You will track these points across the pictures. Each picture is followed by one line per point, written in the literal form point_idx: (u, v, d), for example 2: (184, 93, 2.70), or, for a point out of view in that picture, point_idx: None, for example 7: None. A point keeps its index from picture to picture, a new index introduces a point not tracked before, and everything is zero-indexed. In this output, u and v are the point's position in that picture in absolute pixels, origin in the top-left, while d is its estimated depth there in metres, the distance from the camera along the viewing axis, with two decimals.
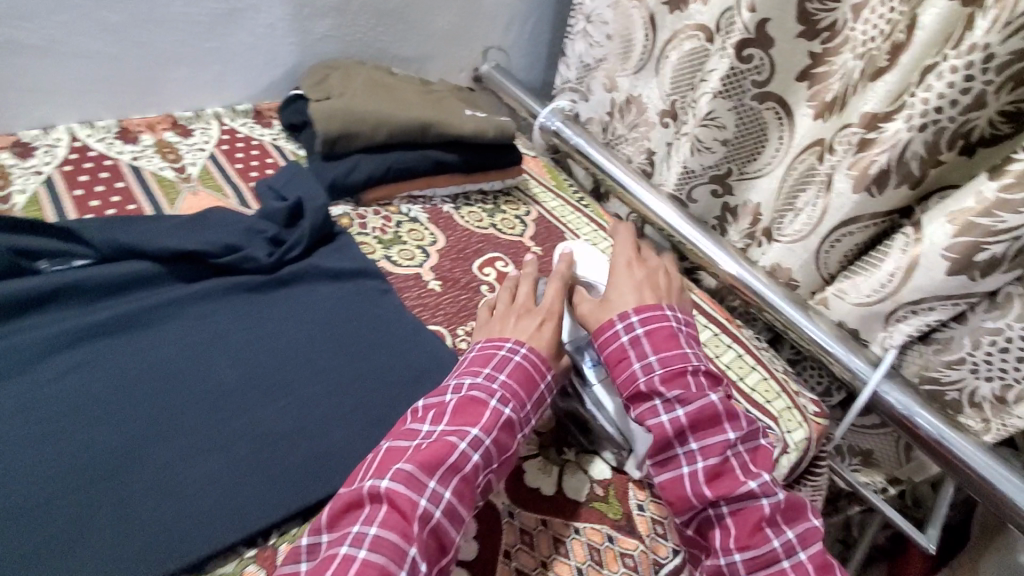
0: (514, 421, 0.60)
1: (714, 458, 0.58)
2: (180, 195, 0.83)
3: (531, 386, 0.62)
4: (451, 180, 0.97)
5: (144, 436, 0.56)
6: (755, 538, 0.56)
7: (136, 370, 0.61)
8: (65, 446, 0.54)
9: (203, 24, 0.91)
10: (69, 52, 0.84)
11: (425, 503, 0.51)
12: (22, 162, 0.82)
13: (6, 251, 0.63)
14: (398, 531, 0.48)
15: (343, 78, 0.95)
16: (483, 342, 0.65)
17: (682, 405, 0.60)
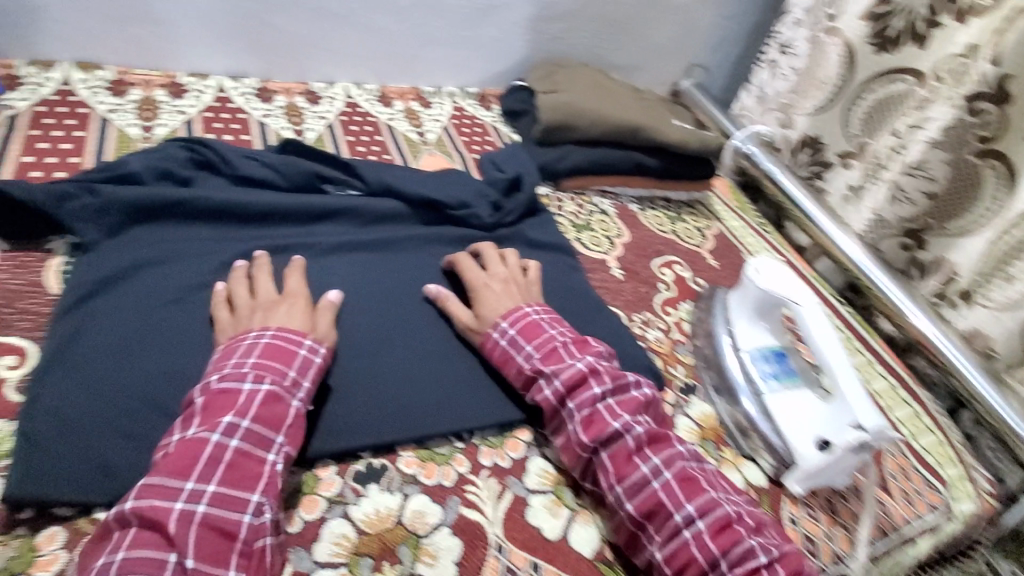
0: (280, 392, 0.53)
1: (585, 407, 0.59)
2: (421, 154, 0.99)
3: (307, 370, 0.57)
4: (644, 183, 1.04)
5: (388, 331, 0.67)
6: (628, 467, 0.57)
7: (385, 280, 0.73)
8: (335, 321, 0.66)
9: (464, 15, 1.07)
10: (363, 26, 1.02)
11: (180, 506, 0.45)
12: (313, 106, 1.02)
13: (309, 173, 0.81)
14: (153, 545, 0.44)
15: (568, 75, 1.06)
16: (273, 331, 0.57)
17: (557, 376, 0.61)
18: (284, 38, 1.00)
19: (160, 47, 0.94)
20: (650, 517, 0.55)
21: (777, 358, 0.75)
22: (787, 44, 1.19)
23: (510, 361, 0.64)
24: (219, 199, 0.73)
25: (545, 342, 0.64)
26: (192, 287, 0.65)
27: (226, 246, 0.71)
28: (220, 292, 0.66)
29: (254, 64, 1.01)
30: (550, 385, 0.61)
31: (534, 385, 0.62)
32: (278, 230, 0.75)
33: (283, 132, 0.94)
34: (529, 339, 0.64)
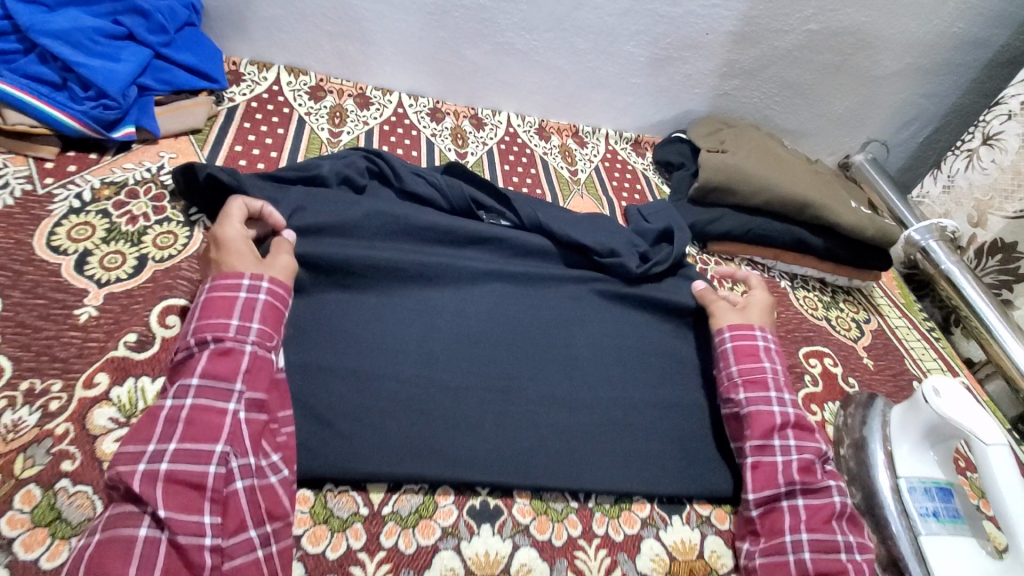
0: (232, 345, 0.53)
1: (807, 453, 0.61)
2: (571, 195, 0.99)
3: (275, 314, 0.57)
4: (801, 261, 0.96)
5: (518, 374, 0.67)
6: (826, 526, 0.57)
7: (523, 318, 0.73)
8: (472, 354, 0.67)
9: (639, 62, 1.06)
10: (539, 63, 1.05)
11: (146, 465, 0.45)
12: (476, 131, 1.06)
13: (469, 197, 0.83)
14: (130, 506, 0.44)
15: (736, 137, 1.02)
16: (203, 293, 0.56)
17: (791, 406, 0.65)
18: (464, 66, 1.05)
19: (357, 62, 1.03)
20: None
21: (941, 495, 0.65)
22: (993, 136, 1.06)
23: (753, 359, 0.69)
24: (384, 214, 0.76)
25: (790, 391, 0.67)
26: (351, 293, 0.69)
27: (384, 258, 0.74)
28: (373, 304, 0.68)
29: (433, 86, 1.08)
30: (782, 404, 0.65)
31: (766, 390, 0.66)
32: (431, 249, 0.78)
33: (447, 152, 0.99)
34: (780, 362, 0.70)
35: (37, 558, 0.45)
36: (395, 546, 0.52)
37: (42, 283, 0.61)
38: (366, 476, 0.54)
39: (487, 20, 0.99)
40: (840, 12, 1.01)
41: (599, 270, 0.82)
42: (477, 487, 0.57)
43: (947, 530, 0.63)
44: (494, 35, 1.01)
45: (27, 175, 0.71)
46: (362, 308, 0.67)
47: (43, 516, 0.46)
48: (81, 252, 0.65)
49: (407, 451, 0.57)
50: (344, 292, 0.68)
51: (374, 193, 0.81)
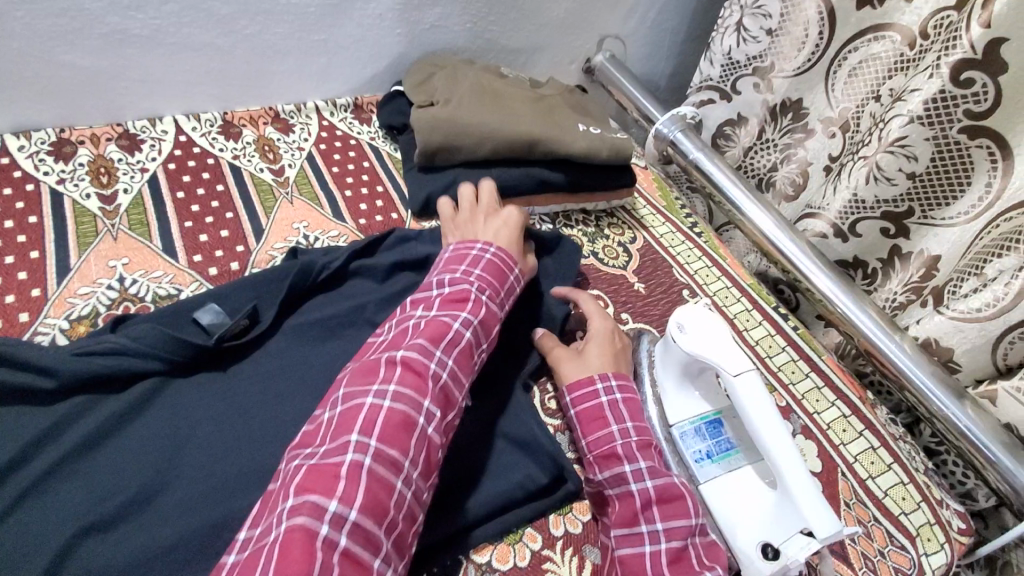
0: (494, 309, 0.64)
1: (675, 540, 0.52)
2: (275, 204, 0.81)
3: (503, 278, 0.67)
4: (553, 200, 0.88)
5: (214, 513, 0.53)
6: None
7: (210, 428, 0.58)
8: (142, 518, 0.52)
9: (311, 15, 0.85)
10: (178, 45, 0.80)
11: (435, 367, 0.55)
12: (129, 155, 0.81)
13: (190, 339, 0.60)
14: (414, 388, 0.52)
15: (449, 79, 0.87)
16: (455, 245, 0.69)
17: (651, 476, 0.55)
18: (74, 75, 0.77)
19: None
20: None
21: (711, 430, 0.62)
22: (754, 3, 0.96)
23: (602, 424, 0.59)
24: None
25: (659, 469, 0.56)
26: None
27: None
28: None
29: (44, 111, 0.79)
30: (639, 481, 0.55)
31: (619, 465, 0.56)
32: (63, 402, 0.56)
33: (85, 201, 0.74)
34: (634, 417, 0.60)
35: None
36: None
37: None
38: None
39: (72, 9, 0.72)
40: None
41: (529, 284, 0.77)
42: None
43: (724, 468, 0.59)
44: (90, 25, 0.74)
45: None
46: None
47: None
48: None
49: None
50: None
51: None
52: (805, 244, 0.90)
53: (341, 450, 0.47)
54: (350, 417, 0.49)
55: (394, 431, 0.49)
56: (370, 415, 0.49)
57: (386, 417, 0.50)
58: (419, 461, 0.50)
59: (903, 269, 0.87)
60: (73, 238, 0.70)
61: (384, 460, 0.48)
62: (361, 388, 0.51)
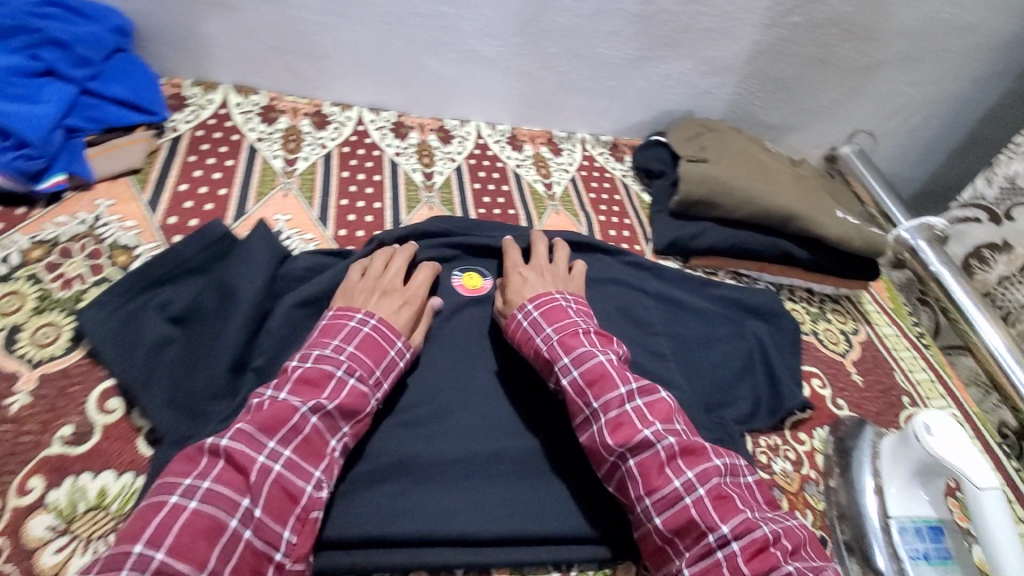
0: (365, 388, 0.57)
1: (666, 511, 0.55)
2: (545, 212, 0.94)
3: (380, 353, 0.60)
4: (786, 272, 0.92)
5: (489, 445, 0.64)
6: None
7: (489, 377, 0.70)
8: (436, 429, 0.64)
9: (614, 65, 0.99)
10: (506, 70, 0.98)
11: (263, 459, 0.50)
12: (444, 146, 0.99)
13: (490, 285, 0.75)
14: (230, 487, 0.48)
15: (719, 143, 0.96)
16: (335, 311, 0.63)
17: (630, 457, 0.58)
18: (427, 76, 0.97)
19: (312, 77, 0.95)
20: (681, 534, 0.55)
21: (932, 535, 0.64)
22: None
23: (579, 412, 0.62)
24: None
25: (581, 354, 0.64)
26: None
27: None
28: None
29: (395, 98, 1.00)
30: (569, 376, 0.63)
31: (604, 459, 0.59)
32: None
33: (413, 174, 0.92)
34: (597, 395, 0.61)
35: None
36: None
37: None
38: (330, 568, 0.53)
39: (447, 27, 0.91)
40: (823, 3, 0.97)
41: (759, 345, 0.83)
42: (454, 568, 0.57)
43: (938, 573, 0.62)
44: (455, 43, 0.93)
45: None
46: None
47: None
48: (12, 328, 0.60)
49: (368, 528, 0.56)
50: None
51: None
52: None
53: (117, 563, 0.42)
54: (143, 520, 0.45)
55: (191, 540, 0.44)
56: (166, 520, 0.45)
57: (185, 522, 0.45)
58: (226, 570, 0.45)
59: None
60: (404, 200, 0.88)
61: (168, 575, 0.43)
62: (175, 480, 0.48)
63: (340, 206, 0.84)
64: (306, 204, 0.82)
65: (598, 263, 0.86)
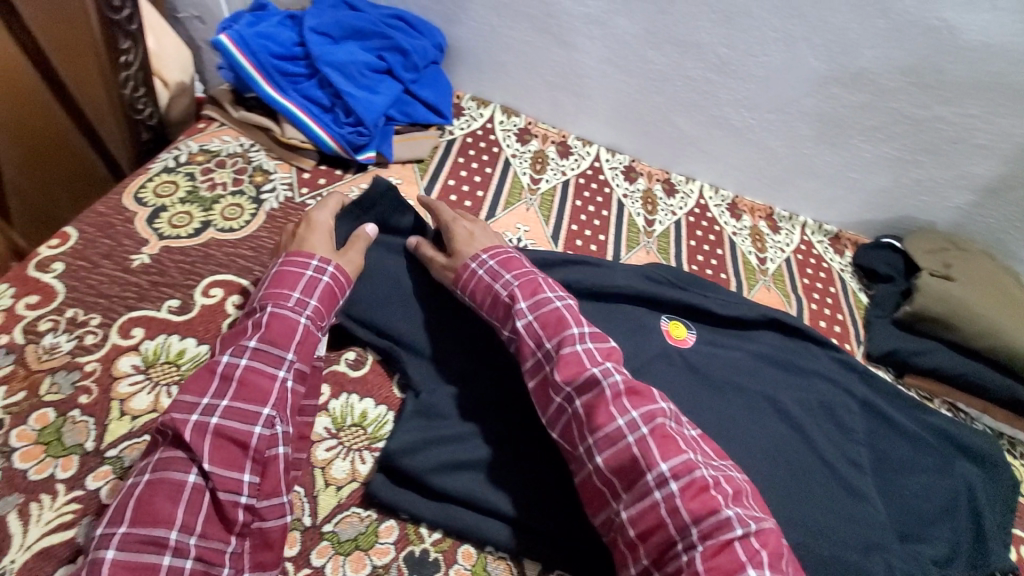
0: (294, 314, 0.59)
1: (606, 452, 0.53)
2: (756, 285, 0.94)
3: (292, 280, 0.61)
4: (1017, 423, 0.83)
5: None
6: (661, 546, 0.49)
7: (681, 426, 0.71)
8: None
9: (864, 158, 0.98)
10: (749, 141, 1.00)
11: (197, 416, 0.50)
12: (667, 198, 1.04)
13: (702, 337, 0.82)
14: (177, 450, 0.49)
15: (967, 263, 0.90)
16: (287, 258, 0.63)
17: (576, 396, 0.56)
18: (670, 131, 1.03)
19: (568, 111, 1.05)
20: (620, 473, 0.53)
21: None
22: None
23: (527, 353, 0.61)
24: None
25: (538, 300, 0.63)
26: None
27: None
28: None
29: (633, 144, 1.07)
30: (526, 319, 0.62)
31: (552, 399, 0.58)
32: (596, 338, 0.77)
33: (636, 217, 0.98)
34: (551, 335, 0.60)
35: None
36: None
37: None
38: (525, 551, 0.57)
39: (708, 93, 0.96)
40: None
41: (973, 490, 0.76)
42: None
43: None
44: (710, 107, 0.98)
45: (290, 182, 0.83)
46: None
47: None
48: None
49: (563, 525, 0.58)
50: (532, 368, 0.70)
51: None
52: None
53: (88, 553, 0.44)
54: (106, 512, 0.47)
55: (151, 508, 0.46)
56: (122, 502, 0.46)
57: (140, 496, 0.46)
58: (198, 524, 0.47)
59: None
60: (625, 239, 0.94)
61: (134, 542, 0.44)
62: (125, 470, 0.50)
63: (571, 230, 0.92)
64: (543, 220, 0.92)
65: (807, 352, 0.85)
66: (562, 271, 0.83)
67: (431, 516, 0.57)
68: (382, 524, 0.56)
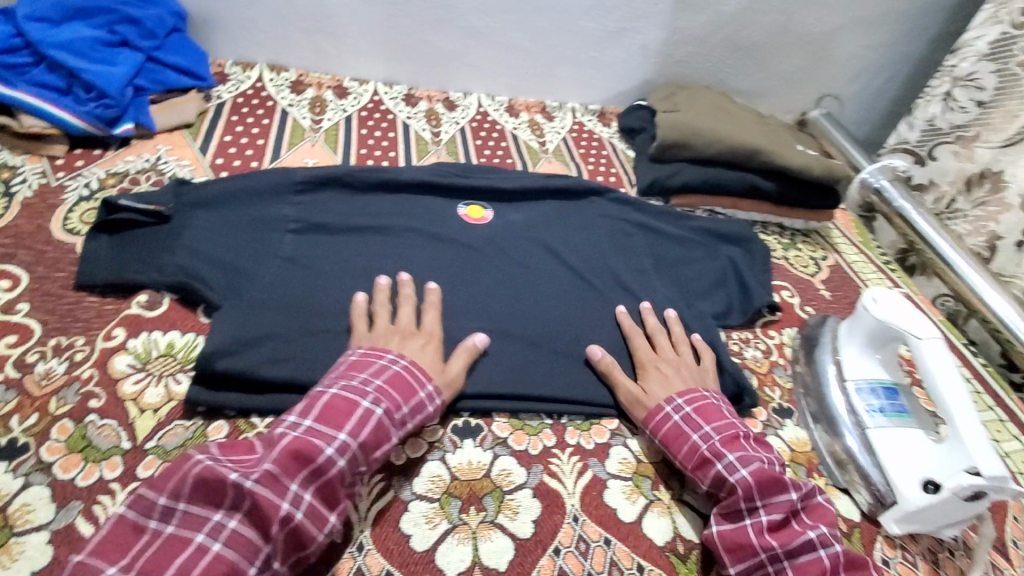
0: (385, 423, 0.57)
1: (715, 422, 0.66)
2: (539, 161, 1.07)
3: (408, 392, 0.60)
4: (757, 206, 1.03)
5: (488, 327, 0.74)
6: (783, 510, 0.59)
7: (488, 274, 0.80)
8: (449, 308, 0.75)
9: (595, 37, 1.13)
10: (501, 44, 1.12)
11: (286, 505, 0.50)
12: (450, 112, 1.13)
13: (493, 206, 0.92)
14: (254, 530, 0.49)
15: (689, 98, 1.10)
16: (405, 363, 0.62)
17: (684, 400, 0.68)
18: (432, 51, 1.12)
19: (335, 57, 1.10)
20: (727, 443, 0.64)
21: (887, 393, 0.72)
22: (967, 77, 1.07)
23: (345, 416, 0.55)
24: (359, 224, 0.81)
25: (724, 425, 0.65)
26: (341, 263, 0.76)
27: (357, 249, 0.79)
28: (356, 280, 0.74)
29: (405, 73, 1.15)
30: (680, 411, 0.67)
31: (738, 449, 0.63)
32: (397, 227, 0.83)
33: (422, 132, 1.06)
34: (377, 373, 0.60)
35: (75, 477, 0.54)
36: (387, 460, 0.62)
37: (61, 260, 0.69)
38: None
39: (450, 7, 1.07)
40: None
41: (732, 259, 0.93)
42: (460, 411, 0.67)
43: (894, 423, 0.69)
44: (458, 20, 1.08)
45: (41, 171, 0.79)
46: (337, 275, 0.74)
47: (77, 444, 0.56)
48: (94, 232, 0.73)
49: None
50: (333, 263, 0.75)
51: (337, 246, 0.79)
52: (1016, 309, 0.91)
53: None
54: (165, 559, 0.46)
55: None
56: (188, 563, 0.46)
57: (205, 567, 0.46)
58: None
59: None
60: (415, 150, 1.01)
61: None
62: (153, 495, 0.49)
63: (360, 153, 0.97)
64: (330, 151, 0.96)
65: (587, 203, 0.97)
66: (352, 186, 0.87)
67: (259, 405, 0.62)
68: (209, 426, 0.60)
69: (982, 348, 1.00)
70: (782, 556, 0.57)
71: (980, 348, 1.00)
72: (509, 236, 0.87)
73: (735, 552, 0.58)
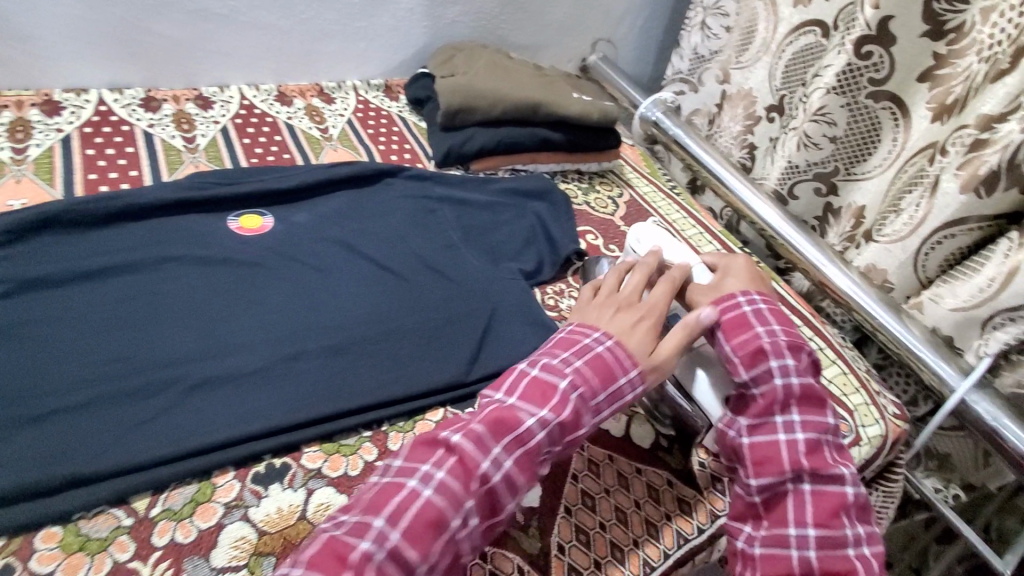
0: (547, 420, 0.53)
1: (794, 350, 0.62)
2: (322, 150, 0.97)
3: (609, 373, 0.58)
4: (552, 158, 1.05)
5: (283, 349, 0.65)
6: (816, 437, 0.58)
7: (276, 289, 0.71)
8: (229, 339, 0.65)
9: (355, 6, 1.04)
10: (247, 24, 0.98)
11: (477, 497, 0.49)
12: (205, 111, 0.97)
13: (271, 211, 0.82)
14: (435, 506, 0.47)
15: (467, 61, 1.07)
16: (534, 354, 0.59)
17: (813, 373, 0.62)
18: (162, 43, 0.95)
19: (29, 65, 0.88)
20: (803, 393, 0.60)
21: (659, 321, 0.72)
22: (714, 6, 1.16)
23: (504, 428, 0.51)
24: (94, 268, 0.67)
25: (791, 336, 0.64)
26: (76, 321, 0.62)
27: (97, 298, 0.65)
28: (100, 339, 0.61)
29: (135, 72, 0.96)
30: (755, 306, 0.65)
31: (808, 395, 0.60)
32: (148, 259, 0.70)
33: (171, 140, 0.90)
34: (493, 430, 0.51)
35: None
36: (171, 541, 0.52)
37: None
38: (124, 489, 0.53)
39: None
40: None
41: (536, 214, 0.94)
42: (261, 454, 0.58)
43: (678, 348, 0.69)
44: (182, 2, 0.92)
45: None
46: (73, 341, 0.61)
47: None
48: None
49: (159, 440, 0.56)
50: (66, 324, 0.62)
51: (66, 301, 0.64)
52: (778, 208, 1.01)
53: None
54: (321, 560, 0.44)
55: (418, 532, 0.46)
56: (348, 553, 0.44)
57: (415, 514, 0.46)
58: None
59: (835, 223, 1.03)
60: (164, 164, 0.86)
61: (396, 564, 0.45)
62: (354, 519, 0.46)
63: (89, 180, 0.80)
64: (45, 185, 0.78)
65: (381, 187, 0.91)
66: (80, 224, 0.71)
67: None
68: None
69: (753, 244, 1.14)
70: (804, 475, 0.56)
71: (751, 245, 1.14)
72: (293, 240, 0.78)
73: (762, 464, 0.58)
